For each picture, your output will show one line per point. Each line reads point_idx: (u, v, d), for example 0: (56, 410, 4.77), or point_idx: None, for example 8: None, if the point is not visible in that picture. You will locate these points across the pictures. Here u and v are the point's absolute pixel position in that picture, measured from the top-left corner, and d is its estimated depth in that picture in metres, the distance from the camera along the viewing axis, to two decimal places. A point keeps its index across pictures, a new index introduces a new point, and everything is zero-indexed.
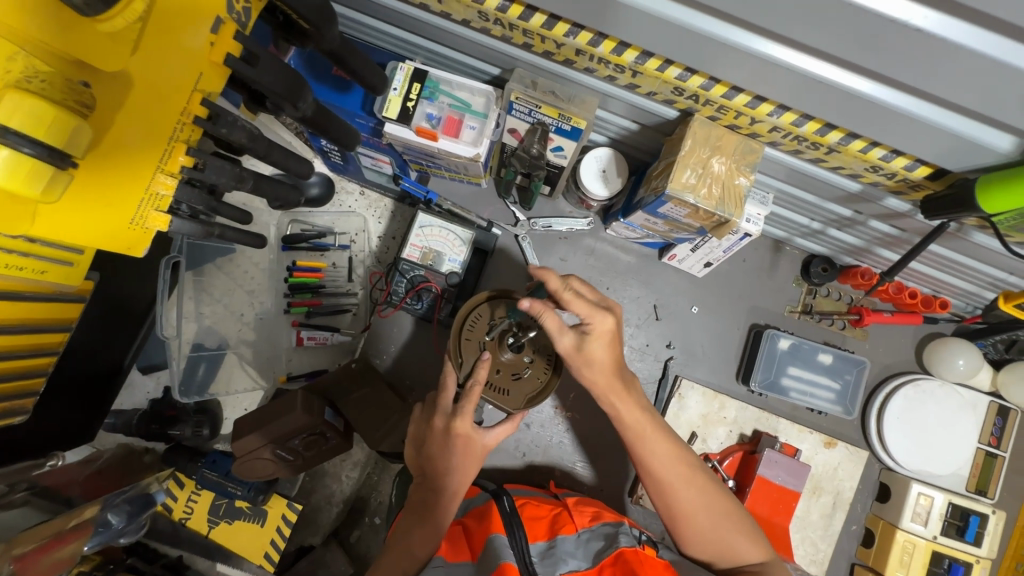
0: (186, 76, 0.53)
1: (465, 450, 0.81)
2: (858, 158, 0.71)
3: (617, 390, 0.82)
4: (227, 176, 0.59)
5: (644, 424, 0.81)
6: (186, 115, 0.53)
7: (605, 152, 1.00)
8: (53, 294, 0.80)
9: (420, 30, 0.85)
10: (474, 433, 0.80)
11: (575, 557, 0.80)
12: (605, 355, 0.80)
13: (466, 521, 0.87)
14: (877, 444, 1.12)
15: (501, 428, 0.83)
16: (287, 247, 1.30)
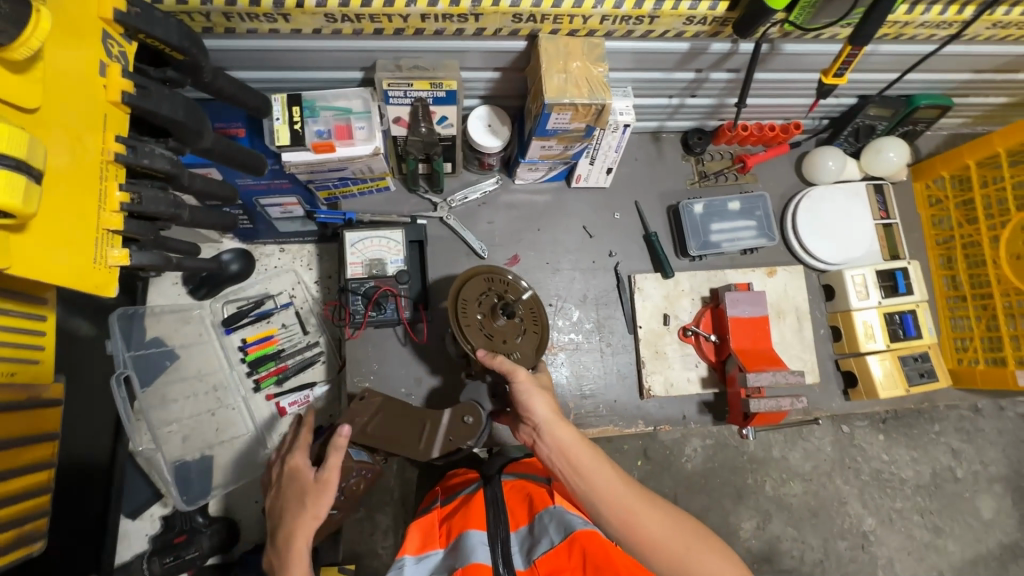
0: (97, 114, 0.54)
1: (313, 491, 0.82)
2: (674, 15, 0.86)
3: (587, 459, 0.82)
4: (165, 204, 0.61)
5: (628, 493, 0.80)
6: (106, 153, 0.55)
7: (484, 110, 1.10)
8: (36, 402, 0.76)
9: (278, 61, 0.91)
10: (301, 466, 0.85)
11: (548, 534, 0.80)
12: (547, 400, 0.87)
13: (456, 514, 0.91)
14: (806, 255, 1.29)
15: (334, 457, 0.83)
16: (230, 328, 1.28)
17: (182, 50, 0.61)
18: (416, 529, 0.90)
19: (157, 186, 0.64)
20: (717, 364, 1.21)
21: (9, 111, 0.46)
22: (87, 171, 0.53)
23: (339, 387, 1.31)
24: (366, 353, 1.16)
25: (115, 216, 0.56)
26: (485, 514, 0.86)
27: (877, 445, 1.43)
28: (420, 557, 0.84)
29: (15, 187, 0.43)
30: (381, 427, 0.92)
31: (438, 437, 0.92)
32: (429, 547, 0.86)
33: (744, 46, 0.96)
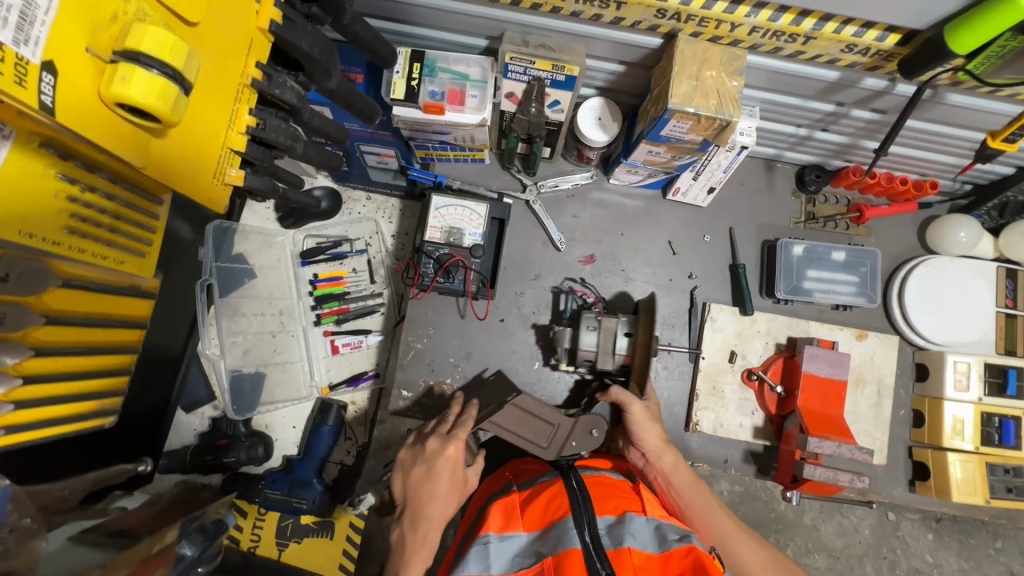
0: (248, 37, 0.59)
1: (460, 493, 0.93)
2: (833, 40, 0.78)
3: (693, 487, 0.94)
4: (284, 134, 0.66)
5: (732, 528, 0.90)
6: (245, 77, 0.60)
7: (597, 101, 1.07)
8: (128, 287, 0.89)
9: (410, 15, 0.92)
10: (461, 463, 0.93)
11: (641, 536, 0.78)
12: (654, 431, 1.00)
13: (538, 494, 0.91)
14: (905, 326, 1.17)
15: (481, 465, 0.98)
16: (306, 261, 1.34)
17: None
18: (497, 505, 0.89)
19: (280, 117, 0.68)
20: (776, 417, 1.14)
21: (173, 21, 0.52)
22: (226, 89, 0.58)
23: (391, 340, 1.35)
24: (424, 316, 1.18)
25: (239, 138, 0.62)
26: (571, 501, 0.84)
27: (923, 543, 1.18)
28: (503, 535, 0.83)
29: (165, 94, 0.49)
30: (509, 424, 1.03)
31: (562, 440, 1.03)
32: (511, 527, 0.85)
33: (902, 87, 0.87)
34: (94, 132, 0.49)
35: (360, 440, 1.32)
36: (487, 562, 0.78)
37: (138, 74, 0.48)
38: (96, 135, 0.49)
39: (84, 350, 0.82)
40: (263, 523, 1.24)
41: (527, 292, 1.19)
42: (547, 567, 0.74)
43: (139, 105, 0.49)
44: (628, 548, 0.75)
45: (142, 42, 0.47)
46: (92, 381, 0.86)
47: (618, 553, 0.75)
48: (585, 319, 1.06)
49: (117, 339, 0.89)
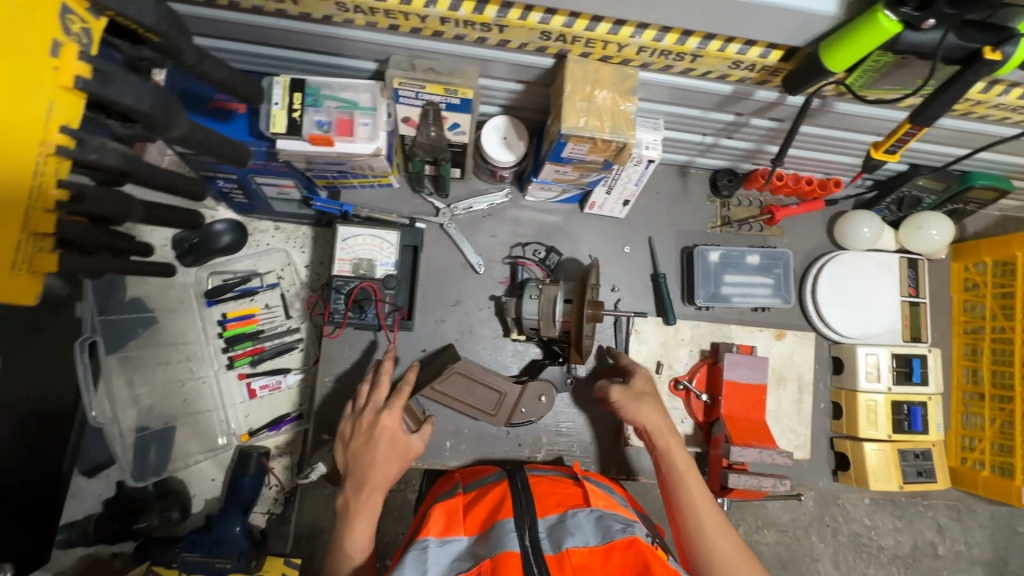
0: (40, 99, 0.50)
1: (403, 456, 0.91)
2: (720, 57, 0.77)
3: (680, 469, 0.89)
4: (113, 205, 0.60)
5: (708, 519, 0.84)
6: (46, 146, 0.52)
7: (501, 120, 1.03)
8: None
9: (285, 41, 0.85)
10: (398, 428, 0.91)
11: (583, 531, 0.81)
12: (653, 411, 0.96)
13: (481, 498, 0.94)
14: (819, 322, 1.21)
15: (427, 428, 0.95)
16: (212, 301, 1.24)
17: (158, 35, 0.56)
18: (439, 508, 0.91)
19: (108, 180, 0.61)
20: (705, 424, 1.14)
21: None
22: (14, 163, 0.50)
23: (313, 377, 1.28)
24: (341, 353, 1.11)
25: (44, 214, 0.54)
26: (515, 506, 0.87)
27: (861, 508, 1.41)
28: (443, 539, 0.83)
29: None
30: (459, 394, 1.08)
31: (511, 407, 1.10)
32: (453, 532, 0.85)
33: (792, 98, 0.87)
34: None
35: (286, 485, 1.26)
36: (425, 566, 0.78)
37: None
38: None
39: None
40: None
41: (449, 318, 1.15)
42: (485, 568, 0.74)
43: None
44: (569, 550, 0.78)
45: None
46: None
47: (558, 557, 0.78)
48: (528, 288, 1.07)
49: None
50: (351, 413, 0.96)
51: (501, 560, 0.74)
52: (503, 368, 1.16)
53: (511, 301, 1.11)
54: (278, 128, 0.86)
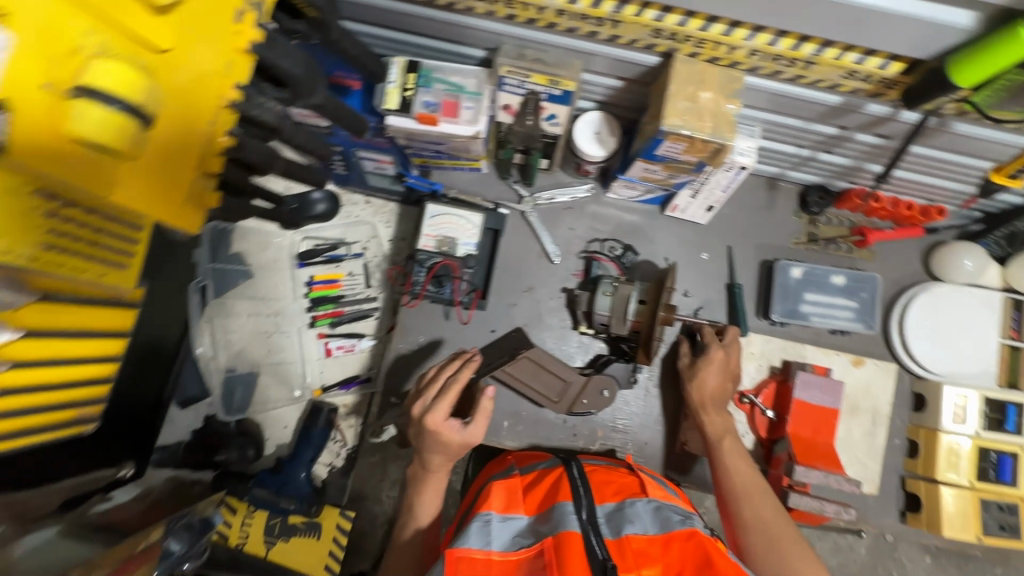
0: (220, 58, 0.57)
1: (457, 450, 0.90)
2: (834, 65, 0.76)
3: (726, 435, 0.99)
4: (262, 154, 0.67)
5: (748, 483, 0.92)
6: (222, 99, 0.59)
7: (595, 115, 1.05)
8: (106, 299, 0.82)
9: (406, 25, 0.91)
10: (446, 427, 0.88)
11: (642, 520, 0.82)
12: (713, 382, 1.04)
13: (539, 479, 0.96)
14: (903, 354, 1.15)
15: (478, 422, 0.90)
16: (303, 263, 1.34)
17: (315, 7, 0.63)
18: (501, 483, 0.93)
19: (261, 135, 0.68)
20: (767, 441, 1.12)
21: (136, 49, 0.50)
22: (198, 115, 0.57)
23: (383, 345, 1.35)
24: (416, 324, 1.17)
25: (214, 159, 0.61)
26: (574, 489, 0.89)
27: None
28: (505, 514, 0.86)
29: (128, 132, 0.48)
30: (526, 379, 1.10)
31: (573, 396, 1.11)
32: (514, 509, 0.88)
33: (906, 114, 0.84)
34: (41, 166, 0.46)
35: (348, 442, 1.33)
36: (489, 537, 0.80)
37: (92, 110, 0.45)
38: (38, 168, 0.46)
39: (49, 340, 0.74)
40: (252, 520, 1.22)
41: (520, 303, 1.18)
42: (547, 546, 0.76)
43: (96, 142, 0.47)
44: (628, 536, 0.79)
45: (100, 75, 0.45)
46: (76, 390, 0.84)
47: (618, 541, 0.79)
48: (603, 285, 1.08)
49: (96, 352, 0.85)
50: (409, 396, 0.96)
51: (564, 537, 0.76)
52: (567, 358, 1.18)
53: (584, 295, 1.14)
54: (391, 103, 0.92)
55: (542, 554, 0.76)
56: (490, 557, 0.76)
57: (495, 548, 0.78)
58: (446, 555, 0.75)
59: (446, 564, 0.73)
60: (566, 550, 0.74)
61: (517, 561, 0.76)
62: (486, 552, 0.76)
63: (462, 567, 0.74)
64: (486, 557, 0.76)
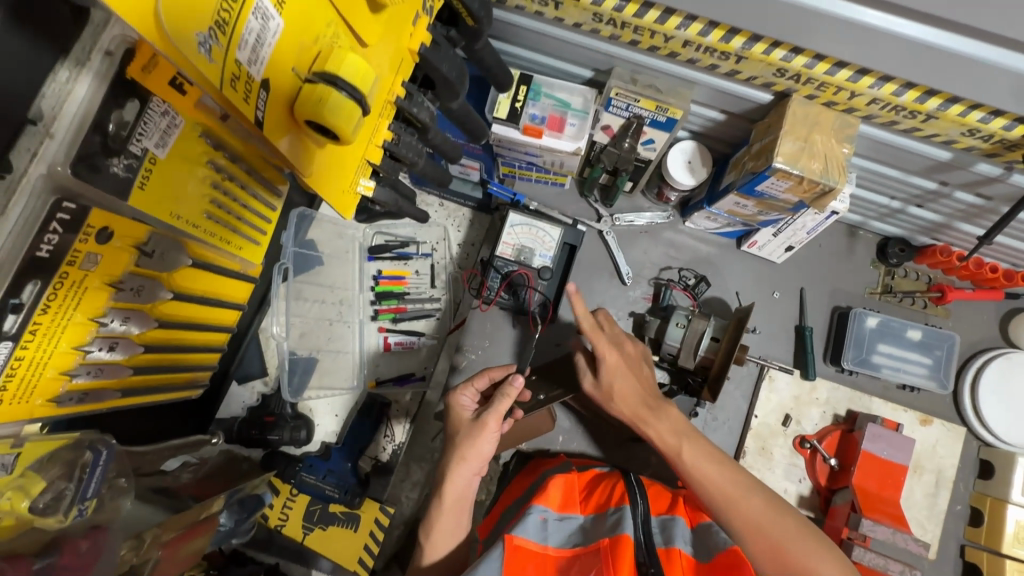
0: (399, 57, 0.59)
1: (468, 430, 0.87)
2: (957, 122, 0.76)
3: (644, 414, 0.93)
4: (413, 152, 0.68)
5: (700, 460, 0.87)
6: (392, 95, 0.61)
7: (689, 145, 1.07)
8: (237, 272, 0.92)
9: (524, 39, 0.96)
10: (464, 406, 0.92)
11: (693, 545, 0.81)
12: (614, 356, 0.94)
13: (596, 484, 0.95)
14: (973, 419, 1.12)
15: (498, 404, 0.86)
16: (372, 256, 1.37)
17: (473, 17, 0.65)
18: (561, 478, 0.93)
19: (408, 131, 0.70)
20: (824, 490, 1.10)
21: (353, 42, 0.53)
22: (380, 106, 0.59)
23: (443, 347, 1.36)
24: (482, 328, 1.19)
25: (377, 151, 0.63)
26: (630, 493, 0.88)
27: None
28: (562, 514, 0.87)
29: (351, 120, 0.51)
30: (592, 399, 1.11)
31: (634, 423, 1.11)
32: (569, 508, 0.89)
33: (1018, 177, 0.84)
34: (276, 138, 0.50)
35: (394, 439, 1.31)
36: (545, 534, 0.82)
37: (336, 97, 0.48)
38: (278, 140, 0.50)
39: (202, 300, 0.84)
40: (293, 505, 1.25)
41: None
42: (604, 546, 0.77)
43: (329, 125, 0.49)
44: (678, 549, 0.78)
45: (342, 67, 0.48)
46: (200, 354, 0.91)
47: (667, 552, 0.78)
48: (676, 315, 1.07)
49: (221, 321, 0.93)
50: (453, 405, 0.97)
51: (620, 542, 0.76)
52: None
53: (654, 322, 1.13)
54: (501, 113, 0.95)
55: (597, 551, 0.77)
56: (546, 551, 0.79)
57: (551, 544, 0.80)
58: (504, 542, 0.76)
59: (505, 552, 0.74)
60: (620, 555, 0.74)
61: (570, 556, 0.78)
62: (543, 547, 0.79)
63: (518, 557, 0.75)
64: (540, 551, 0.78)
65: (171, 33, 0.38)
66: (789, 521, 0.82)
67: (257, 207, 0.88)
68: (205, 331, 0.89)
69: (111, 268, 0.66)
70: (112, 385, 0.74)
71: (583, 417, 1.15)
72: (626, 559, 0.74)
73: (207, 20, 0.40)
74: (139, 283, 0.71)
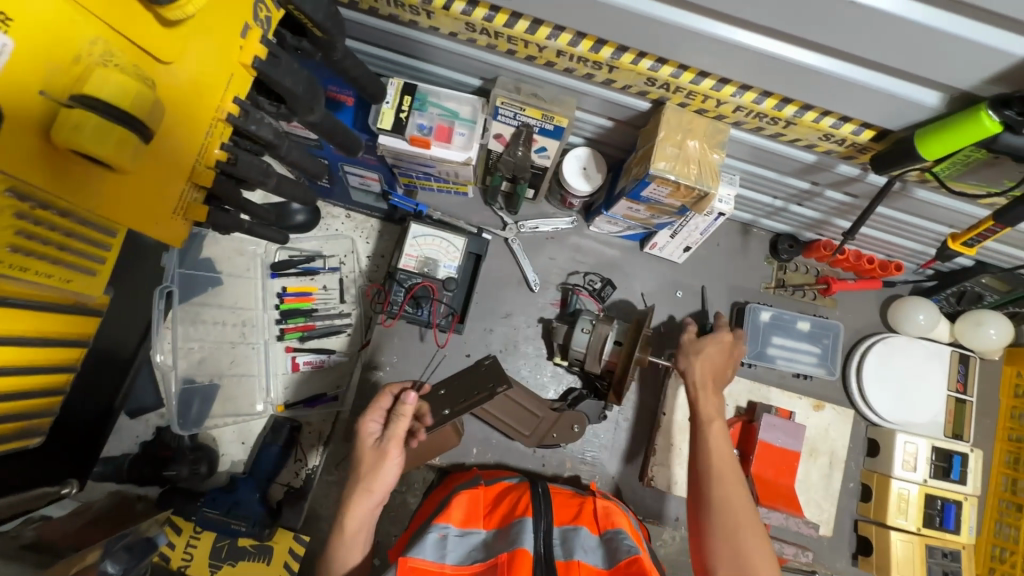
0: (222, 71, 0.57)
1: (371, 463, 0.83)
2: (812, 128, 0.81)
3: (708, 386, 0.96)
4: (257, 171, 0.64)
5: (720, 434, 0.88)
6: (219, 113, 0.58)
7: (583, 151, 1.08)
8: (76, 307, 0.83)
9: (406, 48, 0.94)
10: (367, 434, 0.86)
11: (593, 555, 0.80)
12: (716, 352, 1.01)
13: (502, 497, 0.93)
14: (860, 401, 1.20)
15: (395, 429, 0.83)
16: (275, 274, 1.30)
17: (321, 28, 0.63)
18: (465, 496, 0.91)
19: (254, 151, 0.66)
20: None
21: (140, 60, 0.50)
22: (189, 127, 0.56)
23: (355, 364, 1.32)
24: (390, 344, 1.16)
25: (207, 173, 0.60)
26: (534, 505, 0.86)
27: None
28: (464, 531, 0.84)
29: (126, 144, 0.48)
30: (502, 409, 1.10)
31: (544, 429, 1.11)
32: (473, 523, 0.86)
33: (873, 177, 0.90)
34: (36, 174, 0.47)
35: (309, 463, 1.28)
36: (443, 553, 0.79)
37: (93, 121, 0.45)
38: (36, 173, 0.47)
39: (20, 342, 0.75)
40: (197, 543, 1.15)
41: (497, 329, 1.18)
42: (501, 561, 0.75)
43: (93, 152, 0.46)
44: (578, 560, 0.78)
45: (103, 88, 0.46)
46: (28, 401, 0.82)
47: (566, 564, 0.78)
48: (581, 320, 1.09)
49: (61, 357, 0.85)
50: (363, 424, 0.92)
51: (517, 556, 0.74)
52: (541, 387, 1.18)
53: (562, 327, 1.14)
54: (385, 124, 0.91)
55: (495, 567, 0.75)
56: (443, 570, 0.75)
57: (449, 561, 0.77)
58: (398, 564, 0.73)
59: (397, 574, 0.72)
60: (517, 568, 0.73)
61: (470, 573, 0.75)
62: (440, 565, 0.75)
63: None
64: (439, 570, 0.75)
65: None
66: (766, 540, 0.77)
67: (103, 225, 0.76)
68: (33, 375, 0.80)
69: None
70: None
71: (496, 427, 1.14)
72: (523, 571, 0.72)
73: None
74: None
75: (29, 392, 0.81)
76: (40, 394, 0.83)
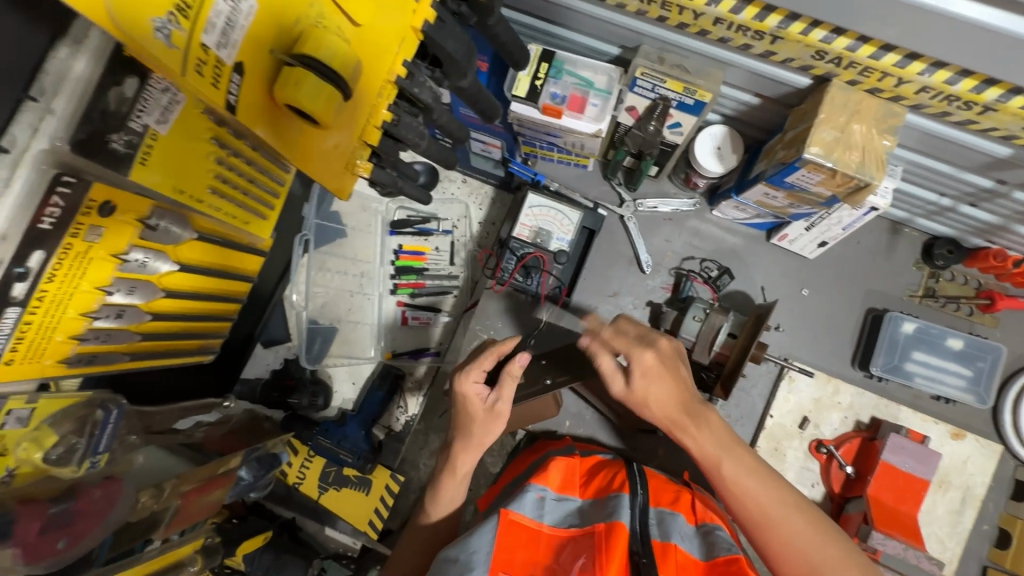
0: (399, 34, 0.59)
1: (482, 423, 0.85)
2: (1017, 116, 0.69)
3: (680, 419, 0.79)
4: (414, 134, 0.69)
5: (708, 453, 0.77)
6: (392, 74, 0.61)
7: (720, 129, 1.01)
8: (247, 246, 0.96)
9: (549, 14, 0.92)
10: (474, 395, 0.85)
11: (690, 544, 0.79)
12: (647, 359, 0.79)
13: (597, 473, 0.93)
14: (1012, 436, 1.05)
15: (508, 389, 0.85)
16: (394, 231, 1.38)
17: None
18: (562, 460, 0.93)
19: (412, 112, 0.70)
20: (838, 497, 1.06)
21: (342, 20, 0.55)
22: (372, 86, 0.60)
23: (458, 324, 1.37)
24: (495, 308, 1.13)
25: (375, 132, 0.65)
26: (631, 484, 0.86)
27: None
28: (560, 496, 0.86)
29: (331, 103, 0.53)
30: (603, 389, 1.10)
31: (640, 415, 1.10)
32: (569, 490, 0.88)
33: None
34: (254, 124, 0.54)
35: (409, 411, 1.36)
36: (541, 512, 0.82)
37: (310, 80, 0.50)
38: (255, 125, 0.54)
39: (202, 270, 0.86)
40: (310, 466, 1.29)
41: (602, 307, 1.17)
42: (598, 530, 0.76)
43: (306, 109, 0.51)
44: (675, 546, 0.76)
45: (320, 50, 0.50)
46: (211, 324, 0.95)
47: (663, 546, 0.77)
48: (694, 308, 1.03)
49: (233, 289, 0.98)
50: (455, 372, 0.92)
51: (614, 528, 0.75)
52: None
53: (673, 313, 1.10)
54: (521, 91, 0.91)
55: (591, 535, 0.76)
56: (541, 529, 0.78)
57: (546, 521, 0.80)
58: (499, 515, 0.77)
59: (499, 525, 0.76)
60: (614, 541, 0.73)
61: (565, 537, 0.78)
62: (538, 524, 0.79)
63: (512, 530, 0.76)
64: (536, 528, 0.78)
65: (125, 31, 0.42)
66: (835, 547, 0.71)
67: (264, 181, 0.92)
68: (216, 302, 0.94)
69: (114, 242, 0.69)
70: (121, 349, 0.80)
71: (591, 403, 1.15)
72: (619, 548, 0.72)
73: (167, 8, 0.44)
74: (142, 256, 0.74)
75: (211, 318, 0.95)
76: (217, 320, 0.98)
